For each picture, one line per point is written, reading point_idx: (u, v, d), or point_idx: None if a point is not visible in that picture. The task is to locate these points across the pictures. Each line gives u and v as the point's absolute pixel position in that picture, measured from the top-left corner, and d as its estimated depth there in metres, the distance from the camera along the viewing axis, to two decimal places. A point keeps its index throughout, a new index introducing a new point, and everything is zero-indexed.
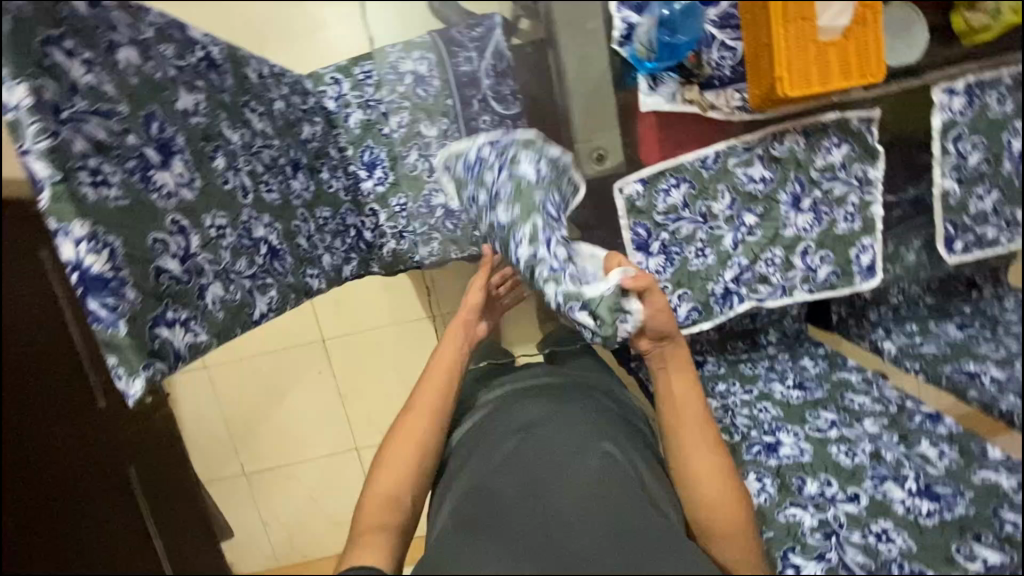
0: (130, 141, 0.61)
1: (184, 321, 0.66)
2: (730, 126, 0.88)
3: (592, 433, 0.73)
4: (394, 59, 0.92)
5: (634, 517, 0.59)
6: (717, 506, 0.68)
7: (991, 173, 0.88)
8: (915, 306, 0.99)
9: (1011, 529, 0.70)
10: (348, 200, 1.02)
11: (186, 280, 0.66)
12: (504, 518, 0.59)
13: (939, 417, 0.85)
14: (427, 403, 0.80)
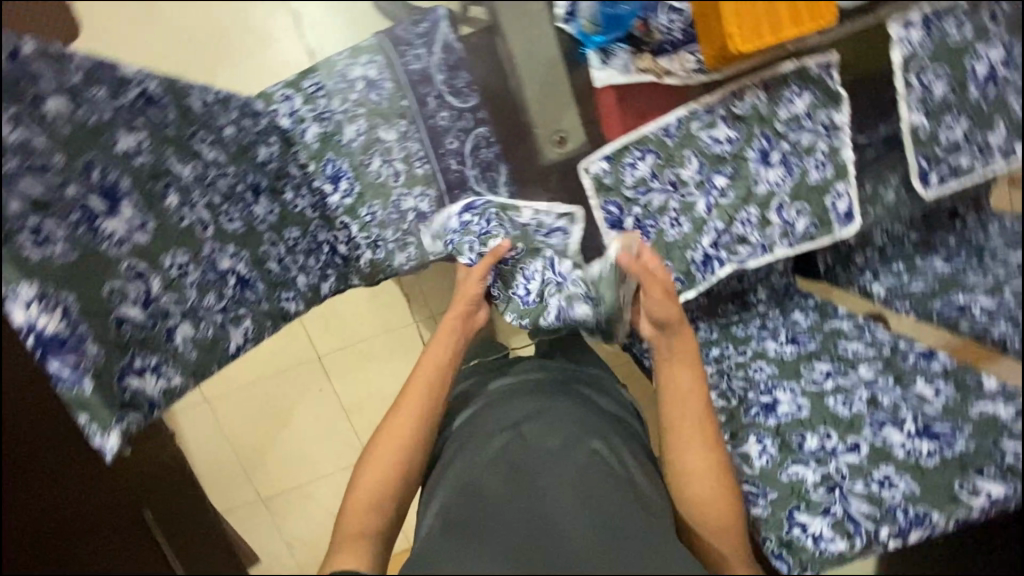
0: (70, 193, 0.65)
1: (153, 366, 0.74)
2: (688, 91, 0.86)
3: (582, 425, 0.70)
4: (343, 67, 0.94)
5: (622, 517, 0.59)
6: (703, 501, 0.69)
7: (957, 102, 0.88)
8: (899, 245, 0.98)
9: (1012, 458, 0.76)
10: (316, 216, 0.93)
11: (150, 325, 0.73)
12: (491, 526, 0.58)
13: (932, 353, 0.86)
14: (418, 403, 0.78)
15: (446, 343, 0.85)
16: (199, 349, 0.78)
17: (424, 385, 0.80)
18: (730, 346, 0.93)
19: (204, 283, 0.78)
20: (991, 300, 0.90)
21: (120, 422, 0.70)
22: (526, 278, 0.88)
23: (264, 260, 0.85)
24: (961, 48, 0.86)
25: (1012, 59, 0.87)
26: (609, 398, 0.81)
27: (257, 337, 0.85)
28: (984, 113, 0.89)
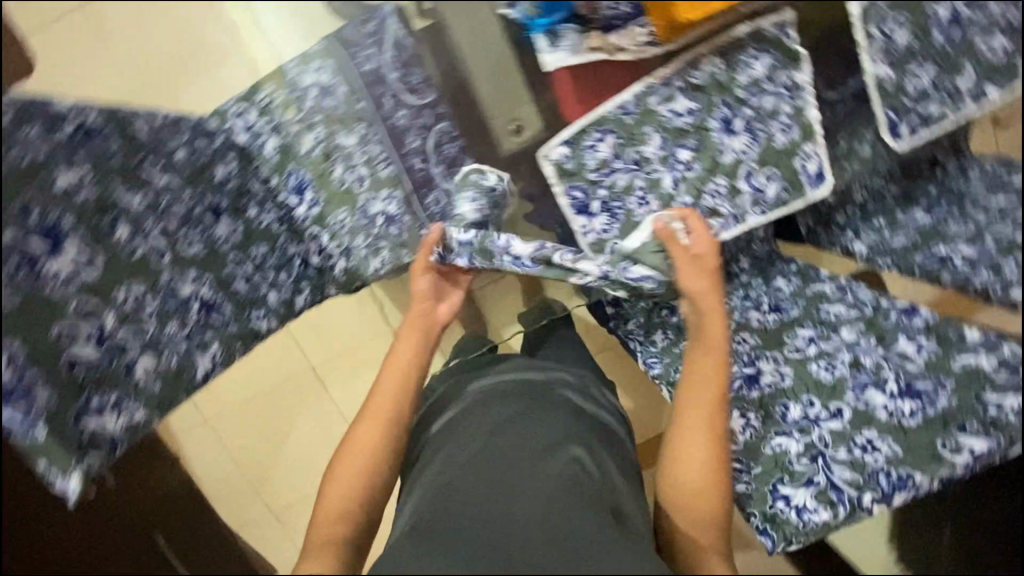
0: (6, 238, 0.66)
1: (114, 404, 0.77)
2: (648, 62, 0.87)
3: (557, 429, 0.72)
4: (294, 75, 0.91)
5: (585, 521, 0.60)
6: (687, 499, 0.67)
7: (920, 49, 0.86)
8: (881, 200, 0.95)
9: (995, 411, 0.74)
10: (284, 230, 0.90)
11: (106, 363, 0.76)
12: (461, 536, 0.59)
13: (914, 309, 0.82)
14: (384, 410, 0.74)
15: (413, 343, 0.79)
16: (162, 381, 0.80)
17: (390, 386, 0.76)
18: None
19: (165, 311, 0.80)
20: (971, 249, 0.88)
21: (80, 463, 0.74)
22: (509, 245, 0.82)
23: (230, 282, 0.85)
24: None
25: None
26: (585, 400, 0.83)
27: (227, 360, 0.86)
28: (952, 57, 0.87)
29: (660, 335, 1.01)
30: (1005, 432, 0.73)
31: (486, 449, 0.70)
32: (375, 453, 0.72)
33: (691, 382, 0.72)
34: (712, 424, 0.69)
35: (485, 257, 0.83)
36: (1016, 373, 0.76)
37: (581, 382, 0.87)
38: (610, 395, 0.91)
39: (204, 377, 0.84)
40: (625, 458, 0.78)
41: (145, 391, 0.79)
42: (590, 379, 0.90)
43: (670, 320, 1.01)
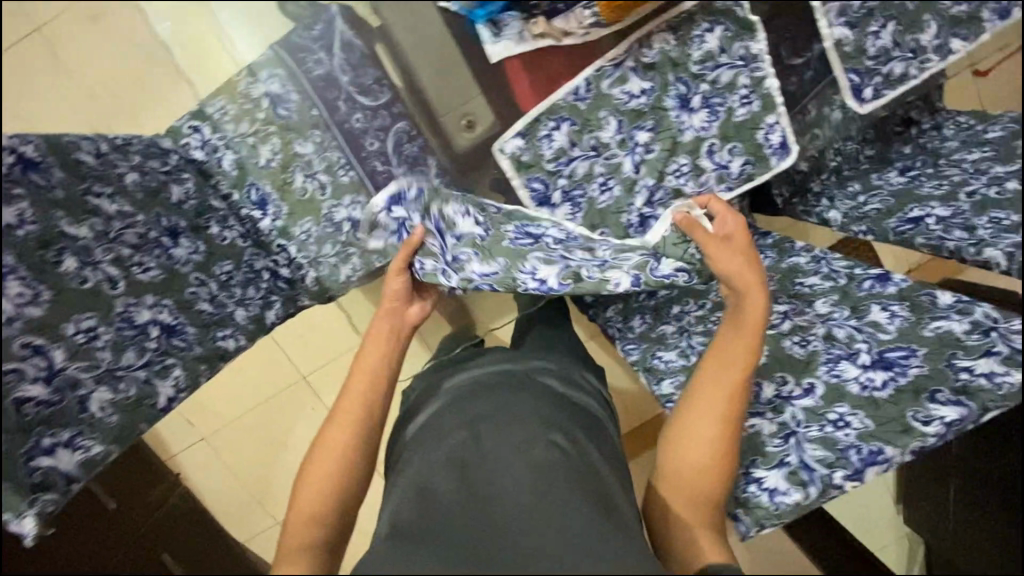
0: None
1: (67, 441, 0.75)
2: (593, 46, 0.81)
3: (537, 417, 0.72)
4: (245, 87, 0.81)
5: (569, 507, 0.60)
6: (686, 484, 0.67)
7: (880, 6, 0.82)
8: (856, 162, 1.04)
9: (967, 377, 0.69)
10: (250, 244, 0.97)
11: (55, 400, 0.73)
12: (450, 534, 0.59)
13: (888, 276, 0.79)
14: (353, 413, 0.74)
15: (381, 346, 0.79)
16: (121, 412, 0.79)
17: (359, 386, 0.76)
18: (690, 302, 0.96)
19: (121, 340, 0.79)
20: (947, 210, 0.86)
21: (35, 505, 0.72)
22: (529, 268, 0.78)
23: (192, 304, 0.87)
24: None
25: None
26: (562, 387, 0.83)
27: (191, 385, 0.87)
28: (911, 14, 0.84)
29: (638, 319, 0.99)
30: (978, 400, 0.68)
31: (477, 443, 0.69)
32: (347, 456, 0.72)
33: (710, 365, 0.71)
34: (726, 408, 0.69)
35: (510, 285, 0.80)
36: (989, 337, 0.70)
37: (561, 368, 0.86)
38: (596, 381, 0.91)
39: (166, 405, 0.84)
40: (608, 441, 0.78)
41: (102, 425, 0.78)
42: (573, 365, 0.89)
43: (649, 304, 0.99)
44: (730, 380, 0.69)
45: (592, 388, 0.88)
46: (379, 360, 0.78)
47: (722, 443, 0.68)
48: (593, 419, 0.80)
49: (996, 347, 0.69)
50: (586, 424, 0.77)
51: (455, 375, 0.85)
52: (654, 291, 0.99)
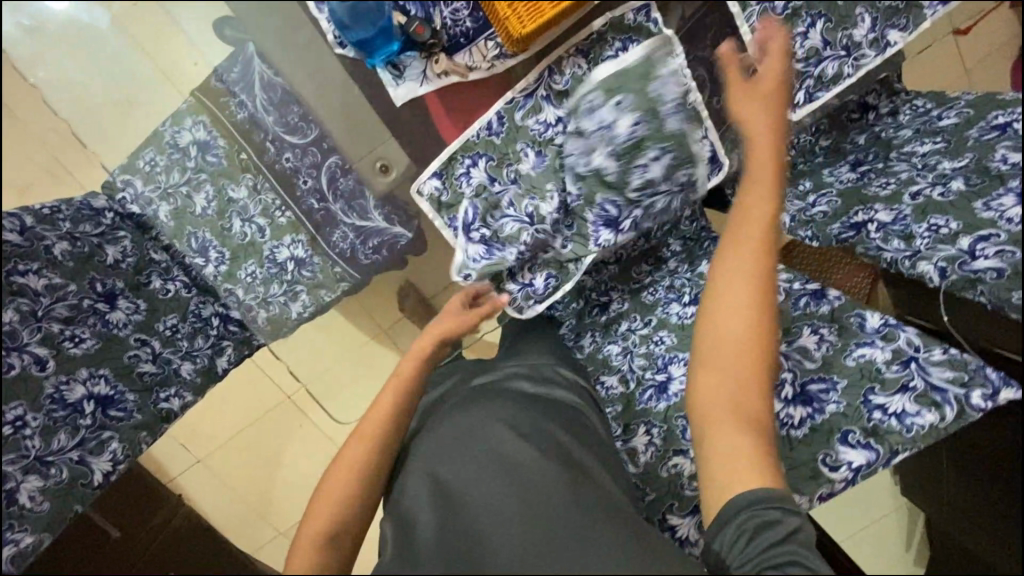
0: None
1: None
2: (501, 78, 0.80)
3: (515, 419, 0.69)
4: (171, 136, 0.91)
5: (566, 516, 0.59)
6: (727, 374, 0.61)
7: (805, 5, 0.78)
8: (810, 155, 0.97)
9: (879, 417, 0.70)
10: (195, 292, 0.97)
11: None
12: (443, 541, 0.60)
13: (823, 292, 0.78)
14: (370, 438, 0.71)
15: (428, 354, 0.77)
16: (51, 498, 0.77)
17: (380, 417, 0.72)
18: (637, 318, 0.94)
19: (50, 425, 0.77)
20: (889, 214, 0.81)
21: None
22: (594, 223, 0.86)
23: (133, 368, 0.86)
24: None
25: None
26: (539, 387, 0.78)
27: (130, 455, 0.85)
28: (841, 9, 0.79)
29: (589, 338, 0.95)
30: (886, 444, 0.69)
31: (464, 447, 0.67)
32: (359, 479, 0.69)
33: (729, 251, 0.65)
34: (759, 294, 0.62)
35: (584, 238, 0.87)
36: (908, 368, 0.70)
37: (534, 368, 0.82)
38: (571, 372, 0.86)
39: (101, 481, 0.82)
40: (595, 436, 0.74)
41: (33, 514, 0.76)
42: (547, 362, 0.84)
43: (601, 320, 0.96)
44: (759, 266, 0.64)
45: (570, 381, 0.83)
46: (398, 396, 0.74)
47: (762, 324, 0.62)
48: (576, 415, 0.76)
49: (912, 381, 0.70)
50: (569, 420, 0.73)
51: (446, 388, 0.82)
52: (606, 305, 0.97)
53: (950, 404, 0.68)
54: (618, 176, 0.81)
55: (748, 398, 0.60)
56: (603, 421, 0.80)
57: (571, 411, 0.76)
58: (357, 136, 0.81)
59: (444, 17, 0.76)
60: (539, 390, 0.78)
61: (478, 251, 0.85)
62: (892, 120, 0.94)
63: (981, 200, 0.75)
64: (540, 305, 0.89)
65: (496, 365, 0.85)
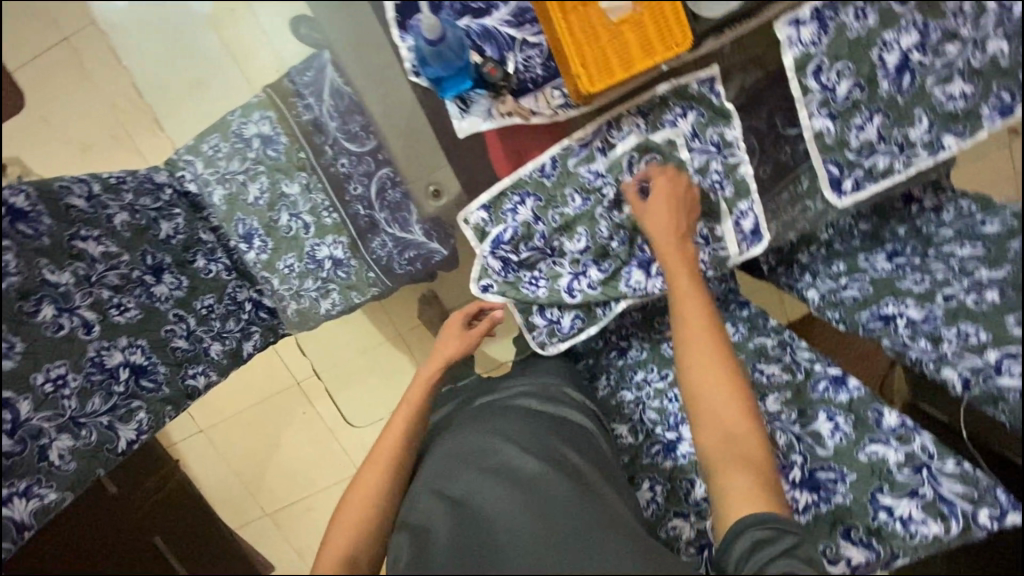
0: None
1: (22, 492, 0.75)
2: (561, 125, 0.84)
3: (522, 437, 0.73)
4: (236, 126, 0.96)
5: (583, 524, 0.61)
6: (713, 414, 0.67)
7: (866, 99, 0.80)
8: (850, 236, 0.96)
9: (885, 516, 0.71)
10: (233, 276, 1.00)
11: (19, 449, 0.74)
12: (457, 545, 0.61)
13: (843, 380, 0.79)
14: (388, 445, 0.76)
15: (438, 366, 0.85)
16: (79, 459, 0.79)
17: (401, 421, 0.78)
18: (654, 369, 0.94)
19: (87, 388, 0.80)
20: (919, 312, 0.83)
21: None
22: (626, 271, 0.87)
23: (167, 342, 0.89)
24: (862, 40, 0.78)
25: (929, 44, 0.78)
26: (545, 405, 0.81)
27: (155, 426, 0.87)
28: (900, 108, 0.80)
29: (604, 381, 0.97)
30: (887, 545, 0.70)
31: (472, 461, 0.71)
32: (386, 480, 0.74)
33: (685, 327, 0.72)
34: (717, 348, 0.69)
35: (613, 290, 0.88)
36: (919, 474, 0.71)
37: (541, 387, 0.85)
38: (581, 394, 0.88)
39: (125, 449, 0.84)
40: (603, 458, 0.76)
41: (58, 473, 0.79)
42: (556, 382, 0.87)
43: (617, 363, 0.97)
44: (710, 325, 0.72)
45: (577, 402, 0.85)
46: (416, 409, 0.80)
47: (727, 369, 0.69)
48: (583, 434, 0.78)
49: (922, 488, 0.71)
50: (578, 440, 0.76)
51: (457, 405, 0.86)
52: (624, 350, 0.98)
53: (956, 517, 0.69)
54: None
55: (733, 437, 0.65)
56: (607, 440, 0.82)
57: (580, 429, 0.79)
58: (420, 157, 0.84)
59: (517, 62, 0.80)
60: (545, 407, 0.81)
61: (495, 266, 0.88)
62: (934, 216, 0.93)
63: (1013, 315, 0.77)
64: (562, 343, 0.91)
65: (504, 384, 0.88)
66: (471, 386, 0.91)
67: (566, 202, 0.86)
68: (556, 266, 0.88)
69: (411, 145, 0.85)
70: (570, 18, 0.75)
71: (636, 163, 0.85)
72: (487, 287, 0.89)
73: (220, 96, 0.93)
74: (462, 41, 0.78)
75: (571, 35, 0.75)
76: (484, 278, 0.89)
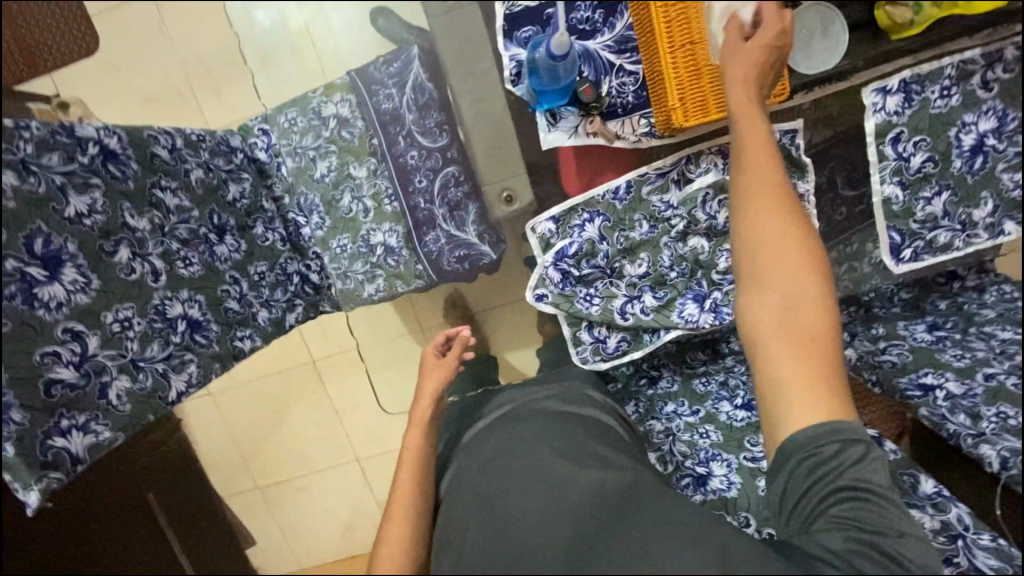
0: (6, 265, 0.60)
1: (82, 425, 0.66)
2: (640, 152, 0.89)
3: (544, 434, 0.71)
4: (317, 104, 1.01)
5: (619, 520, 0.60)
6: (774, 289, 0.61)
7: (937, 172, 0.84)
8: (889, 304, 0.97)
9: None
10: (287, 248, 1.01)
11: (84, 383, 0.66)
12: (489, 542, 0.60)
13: (879, 440, 0.81)
14: (406, 484, 0.70)
15: (429, 395, 0.81)
16: (134, 402, 0.72)
17: (409, 458, 0.73)
18: (684, 404, 0.95)
19: (149, 332, 0.74)
20: (959, 386, 0.84)
21: (40, 481, 0.62)
22: (682, 303, 0.89)
23: (222, 302, 0.86)
24: (943, 117, 0.83)
25: (1005, 131, 0.83)
26: (569, 405, 0.80)
27: (202, 383, 0.82)
28: (969, 186, 0.84)
29: (632, 407, 0.96)
30: None
31: (495, 458, 0.69)
32: (411, 525, 0.66)
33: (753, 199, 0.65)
34: (784, 221, 0.63)
35: (665, 317, 0.90)
36: (954, 543, 0.73)
37: (565, 391, 0.84)
38: (610, 399, 0.88)
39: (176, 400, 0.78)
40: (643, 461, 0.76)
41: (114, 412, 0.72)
42: (581, 386, 0.86)
43: (646, 392, 0.98)
44: (776, 221, 0.63)
45: (601, 403, 0.84)
46: (422, 443, 0.75)
47: (791, 267, 0.61)
48: (613, 433, 0.77)
49: (957, 557, 0.72)
50: (605, 437, 0.74)
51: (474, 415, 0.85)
52: (655, 379, 0.99)
53: None
54: (708, 256, 0.89)
55: (794, 338, 0.59)
56: (630, 434, 0.82)
57: (614, 430, 0.78)
58: (495, 165, 0.94)
59: (611, 87, 0.87)
60: (567, 407, 0.80)
61: (554, 277, 0.91)
62: (976, 296, 0.94)
63: None
64: (606, 361, 0.93)
65: (525, 387, 0.87)
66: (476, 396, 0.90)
67: (635, 224, 0.90)
68: (613, 287, 0.90)
69: (496, 149, 0.93)
70: (674, 52, 0.77)
71: (710, 201, 0.87)
72: (543, 296, 0.91)
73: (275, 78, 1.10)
74: (574, 67, 0.85)
75: (671, 61, 0.78)
76: (545, 286, 0.91)
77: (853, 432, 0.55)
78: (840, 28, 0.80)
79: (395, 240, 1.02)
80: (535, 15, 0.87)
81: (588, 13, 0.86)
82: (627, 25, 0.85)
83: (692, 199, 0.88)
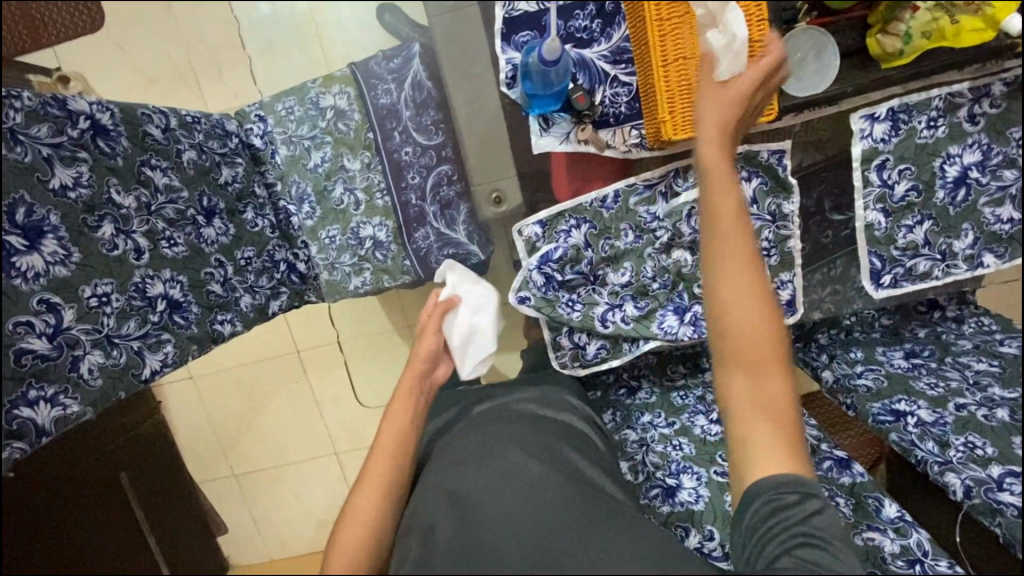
0: None
1: (49, 398, 0.66)
2: (630, 163, 0.91)
3: (524, 442, 0.71)
4: (315, 95, 1.02)
5: (594, 523, 0.59)
6: (746, 328, 0.56)
7: (921, 202, 0.86)
8: (869, 328, 0.99)
9: None
10: (276, 235, 1.01)
11: (54, 356, 0.66)
12: (463, 540, 0.58)
13: (847, 463, 0.82)
14: (385, 457, 0.67)
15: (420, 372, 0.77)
16: (105, 378, 0.71)
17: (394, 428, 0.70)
18: (660, 415, 0.95)
19: (127, 309, 0.74)
20: (930, 414, 0.83)
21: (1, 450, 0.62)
22: (663, 318, 0.91)
23: (204, 284, 0.85)
24: (929, 147, 0.85)
25: (989, 165, 0.84)
26: (548, 411, 0.81)
27: (178, 363, 0.81)
28: (950, 218, 0.86)
29: (610, 415, 0.97)
30: None
31: (474, 461, 0.68)
32: (382, 507, 0.63)
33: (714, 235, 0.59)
34: (748, 253, 0.58)
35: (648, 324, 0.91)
36: (913, 569, 0.72)
37: (545, 394, 0.85)
38: (586, 406, 0.89)
39: (149, 378, 0.76)
40: (615, 472, 0.76)
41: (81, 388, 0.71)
42: (560, 392, 0.86)
43: (624, 402, 0.99)
44: (746, 261, 0.57)
45: (579, 411, 0.84)
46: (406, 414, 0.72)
47: (762, 306, 0.56)
48: (588, 442, 0.78)
49: None
50: (578, 445, 0.75)
51: (464, 409, 0.83)
52: (634, 390, 1.00)
53: None
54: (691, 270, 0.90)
55: (766, 395, 0.55)
56: (604, 444, 0.82)
57: (592, 440, 0.79)
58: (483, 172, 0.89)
59: (605, 96, 0.89)
60: (545, 413, 0.80)
61: (537, 281, 0.90)
62: (954, 325, 0.96)
63: None
64: (584, 368, 0.94)
65: (504, 391, 0.87)
66: (451, 393, 0.88)
67: (620, 232, 0.91)
68: (596, 292, 0.92)
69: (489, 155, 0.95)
70: (668, 67, 0.78)
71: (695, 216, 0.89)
72: (524, 300, 0.90)
73: (287, 67, 1.11)
74: (568, 74, 0.87)
75: (664, 67, 0.78)
76: (526, 290, 0.90)
77: (810, 486, 0.51)
78: (832, 55, 0.83)
79: (385, 235, 1.03)
80: (533, 21, 0.89)
81: (586, 22, 0.88)
82: (624, 37, 0.88)
83: (676, 212, 0.89)
